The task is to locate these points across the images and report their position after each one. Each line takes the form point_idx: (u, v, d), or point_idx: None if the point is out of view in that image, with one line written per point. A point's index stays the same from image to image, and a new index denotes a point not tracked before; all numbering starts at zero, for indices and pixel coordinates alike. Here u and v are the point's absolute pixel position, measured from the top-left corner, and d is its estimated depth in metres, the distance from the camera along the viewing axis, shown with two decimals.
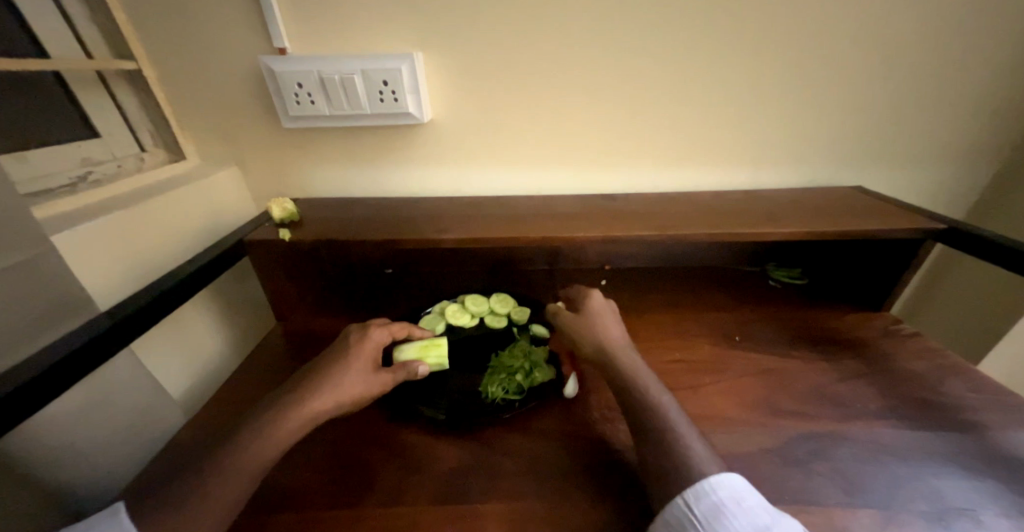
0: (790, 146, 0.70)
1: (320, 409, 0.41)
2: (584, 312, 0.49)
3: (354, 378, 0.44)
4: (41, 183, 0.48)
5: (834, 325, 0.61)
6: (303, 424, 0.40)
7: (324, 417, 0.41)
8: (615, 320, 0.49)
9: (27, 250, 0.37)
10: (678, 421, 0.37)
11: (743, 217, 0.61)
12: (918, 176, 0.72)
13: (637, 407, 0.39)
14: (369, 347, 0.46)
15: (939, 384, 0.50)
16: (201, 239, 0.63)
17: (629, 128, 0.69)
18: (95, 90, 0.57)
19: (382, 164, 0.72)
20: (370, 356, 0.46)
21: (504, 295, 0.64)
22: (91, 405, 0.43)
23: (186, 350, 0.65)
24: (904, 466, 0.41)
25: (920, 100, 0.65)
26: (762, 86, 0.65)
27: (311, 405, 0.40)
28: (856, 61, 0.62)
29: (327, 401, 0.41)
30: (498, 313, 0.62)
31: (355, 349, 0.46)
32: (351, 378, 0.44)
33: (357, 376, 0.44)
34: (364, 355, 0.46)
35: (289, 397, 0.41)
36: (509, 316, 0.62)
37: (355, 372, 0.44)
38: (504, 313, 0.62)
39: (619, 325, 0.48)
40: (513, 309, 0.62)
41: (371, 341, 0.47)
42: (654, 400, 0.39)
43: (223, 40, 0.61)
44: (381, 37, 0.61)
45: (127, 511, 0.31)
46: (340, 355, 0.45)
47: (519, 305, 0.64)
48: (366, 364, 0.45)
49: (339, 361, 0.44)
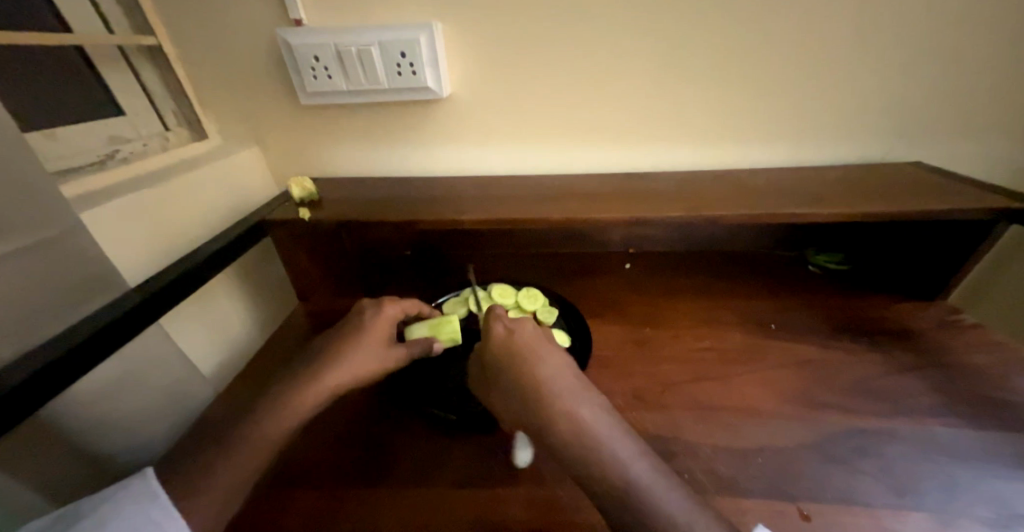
0: (838, 120, 0.64)
1: (337, 384, 0.41)
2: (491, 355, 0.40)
3: (368, 353, 0.44)
4: (70, 161, 0.49)
5: (883, 315, 0.56)
6: (324, 396, 0.40)
7: (342, 390, 0.42)
8: (532, 345, 0.40)
9: (57, 226, 0.36)
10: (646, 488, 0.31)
11: (782, 197, 0.57)
12: (987, 151, 0.65)
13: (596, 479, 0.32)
14: (383, 322, 0.47)
15: (1005, 381, 0.46)
16: (224, 218, 0.63)
17: (658, 101, 0.64)
18: (117, 68, 0.57)
19: (400, 142, 0.71)
20: (383, 329, 0.46)
21: (534, 290, 0.59)
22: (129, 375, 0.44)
23: (214, 328, 0.66)
24: (963, 467, 0.37)
25: (997, 63, 0.58)
26: (810, 52, 0.59)
27: (328, 380, 0.41)
28: (920, 20, 0.55)
29: (344, 375, 0.42)
30: (524, 309, 0.56)
31: (369, 324, 0.46)
32: (365, 352, 0.44)
33: (370, 350, 0.44)
34: (377, 330, 0.46)
35: (305, 369, 0.41)
36: (536, 314, 0.56)
37: (369, 346, 0.44)
38: (530, 311, 0.56)
39: (538, 354, 0.39)
40: (541, 308, 0.57)
41: (383, 317, 0.47)
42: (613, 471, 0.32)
43: (241, 14, 0.60)
44: (397, 7, 0.58)
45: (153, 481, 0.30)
46: (354, 331, 0.45)
47: (548, 304, 0.58)
48: (378, 340, 0.45)
49: (354, 336, 0.45)
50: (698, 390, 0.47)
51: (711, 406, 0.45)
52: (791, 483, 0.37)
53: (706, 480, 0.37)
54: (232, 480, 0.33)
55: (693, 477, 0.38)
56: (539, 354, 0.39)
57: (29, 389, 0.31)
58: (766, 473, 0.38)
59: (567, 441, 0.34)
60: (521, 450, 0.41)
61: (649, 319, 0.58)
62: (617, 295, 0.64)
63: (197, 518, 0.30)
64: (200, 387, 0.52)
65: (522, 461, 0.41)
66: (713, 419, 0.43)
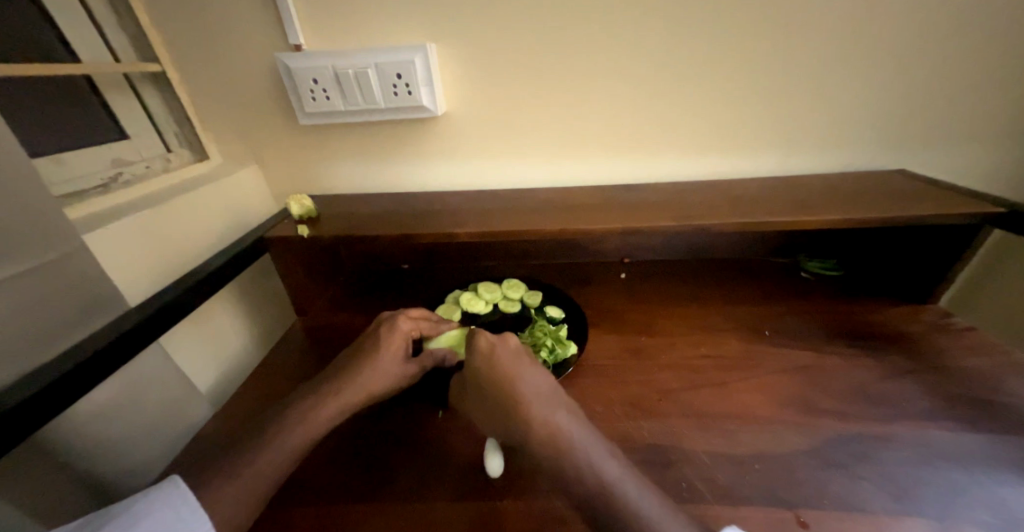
0: (824, 129, 0.66)
1: (352, 401, 0.43)
2: (481, 362, 0.41)
3: (384, 368, 0.46)
4: (74, 184, 0.50)
5: (877, 320, 0.57)
6: (339, 413, 0.42)
7: (357, 407, 0.43)
8: (513, 361, 0.40)
9: (57, 248, 0.37)
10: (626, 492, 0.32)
11: (771, 205, 0.58)
12: (968, 157, 0.66)
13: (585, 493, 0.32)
14: (398, 337, 0.48)
15: (999, 383, 0.46)
16: (225, 236, 0.64)
17: (647, 113, 0.66)
18: (121, 92, 0.59)
19: (396, 159, 0.72)
20: (399, 344, 0.48)
21: (514, 280, 0.65)
22: (134, 393, 0.44)
23: (212, 344, 0.66)
24: (960, 471, 0.37)
25: (972, 76, 0.60)
26: (792, 66, 0.61)
27: (346, 395, 0.43)
28: (897, 33, 0.58)
29: (358, 391, 0.43)
30: (511, 297, 0.62)
31: (385, 340, 0.47)
32: (379, 369, 0.45)
33: (386, 367, 0.46)
34: (393, 345, 0.47)
35: (322, 384, 0.43)
36: (522, 300, 0.62)
37: (385, 362, 0.46)
38: (518, 298, 0.62)
39: (518, 369, 0.40)
40: (525, 294, 0.63)
41: (400, 331, 0.48)
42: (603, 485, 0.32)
43: (242, 41, 0.62)
44: (393, 30, 0.61)
45: (183, 481, 0.32)
46: (370, 346, 0.47)
47: (529, 289, 0.64)
48: (394, 354, 0.47)
49: (371, 350, 0.46)
50: (695, 397, 0.47)
51: (707, 413, 0.45)
52: (790, 490, 0.37)
53: (704, 488, 0.37)
54: (231, 495, 0.33)
55: (691, 486, 0.38)
56: (525, 372, 0.40)
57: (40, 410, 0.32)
58: (764, 480, 0.38)
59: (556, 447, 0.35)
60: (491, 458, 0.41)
61: (645, 327, 0.59)
62: (613, 304, 0.65)
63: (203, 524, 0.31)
64: (199, 403, 0.52)
65: (497, 470, 0.40)
66: (710, 426, 0.44)
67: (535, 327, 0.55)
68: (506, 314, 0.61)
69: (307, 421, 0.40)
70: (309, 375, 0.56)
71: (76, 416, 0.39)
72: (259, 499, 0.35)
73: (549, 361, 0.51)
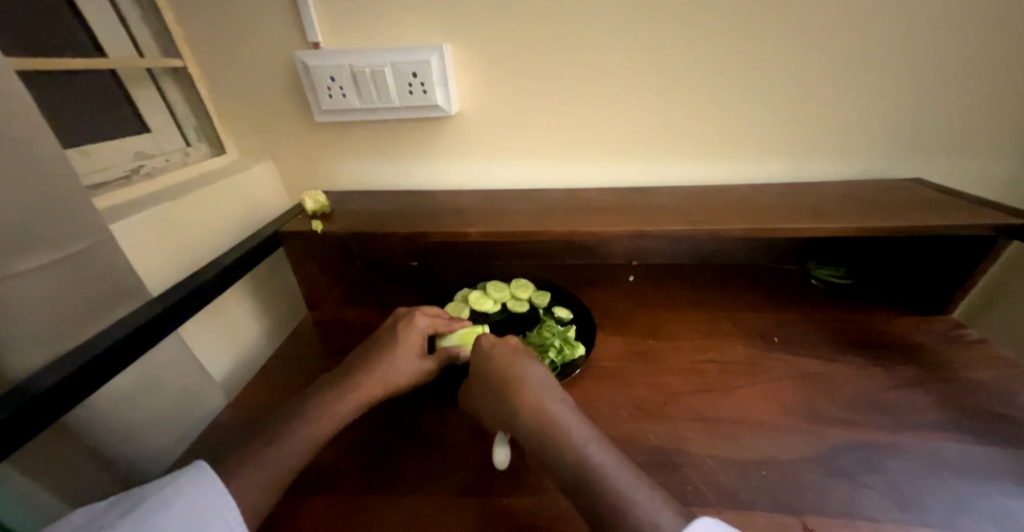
0: (839, 136, 0.65)
1: (371, 395, 0.44)
2: (483, 359, 0.43)
3: (402, 365, 0.46)
4: (98, 176, 0.52)
5: (887, 329, 0.57)
6: (358, 407, 0.43)
7: (375, 401, 0.44)
8: (511, 357, 0.43)
9: (88, 238, 0.38)
10: (623, 484, 0.32)
11: (784, 212, 0.57)
12: (984, 168, 0.65)
13: (587, 492, 0.33)
14: (414, 333, 0.49)
15: (1009, 397, 0.46)
16: (239, 230, 0.66)
17: (659, 118, 0.66)
18: (142, 86, 0.60)
19: (408, 157, 0.73)
20: (415, 341, 0.48)
21: (523, 280, 0.66)
22: (153, 381, 0.45)
23: (225, 336, 0.68)
24: (967, 483, 0.37)
25: (990, 85, 0.59)
26: (807, 72, 0.60)
27: (364, 389, 0.43)
28: (914, 41, 0.57)
29: (376, 386, 0.44)
30: (519, 297, 0.63)
31: (402, 336, 0.48)
32: (397, 365, 0.46)
33: (405, 363, 0.47)
34: (409, 342, 0.48)
35: (340, 377, 0.44)
36: (530, 300, 0.63)
37: (402, 358, 0.47)
38: (526, 298, 0.63)
39: (517, 364, 0.42)
40: (533, 294, 0.64)
41: (416, 328, 0.49)
42: (606, 483, 0.32)
43: (261, 38, 0.63)
44: (410, 30, 0.61)
45: (205, 465, 0.34)
46: (387, 343, 0.47)
47: (537, 290, 0.65)
48: (411, 351, 0.48)
49: (388, 346, 0.47)
50: (702, 402, 0.47)
51: (714, 418, 0.45)
52: (794, 496, 0.37)
53: (710, 492, 0.38)
54: (248, 483, 0.34)
55: (697, 489, 0.38)
56: (524, 366, 0.42)
57: (68, 392, 0.33)
58: (769, 486, 0.38)
59: (551, 440, 0.36)
60: (498, 449, 0.42)
61: (653, 330, 0.59)
62: (621, 306, 0.65)
63: (221, 503, 0.32)
64: (213, 394, 0.53)
65: (503, 461, 0.41)
66: (716, 431, 0.44)
67: (544, 327, 0.56)
68: (514, 313, 0.62)
69: (322, 413, 0.41)
70: (321, 368, 0.57)
71: (99, 403, 0.40)
72: (274, 489, 0.35)
73: (557, 361, 0.51)
